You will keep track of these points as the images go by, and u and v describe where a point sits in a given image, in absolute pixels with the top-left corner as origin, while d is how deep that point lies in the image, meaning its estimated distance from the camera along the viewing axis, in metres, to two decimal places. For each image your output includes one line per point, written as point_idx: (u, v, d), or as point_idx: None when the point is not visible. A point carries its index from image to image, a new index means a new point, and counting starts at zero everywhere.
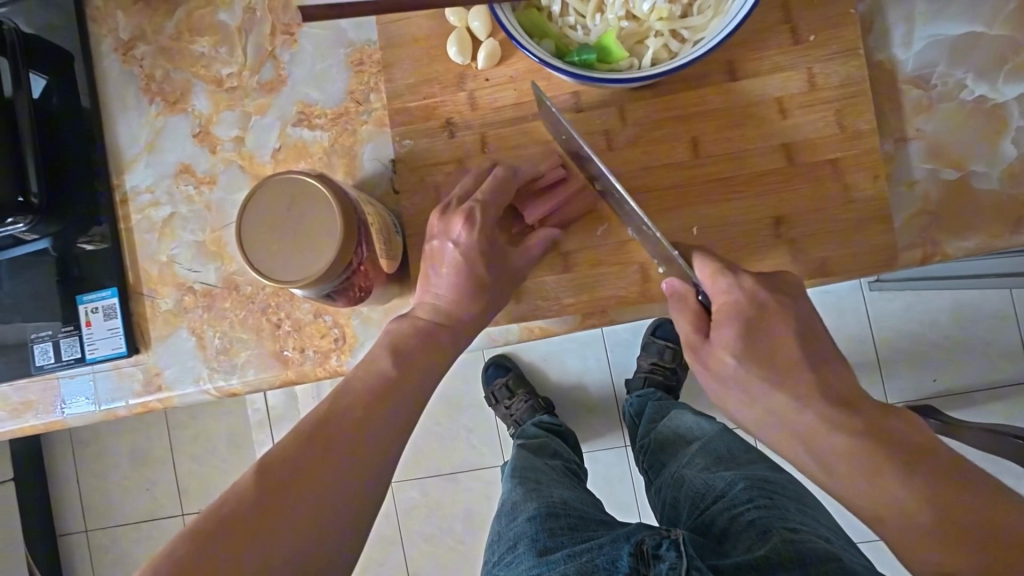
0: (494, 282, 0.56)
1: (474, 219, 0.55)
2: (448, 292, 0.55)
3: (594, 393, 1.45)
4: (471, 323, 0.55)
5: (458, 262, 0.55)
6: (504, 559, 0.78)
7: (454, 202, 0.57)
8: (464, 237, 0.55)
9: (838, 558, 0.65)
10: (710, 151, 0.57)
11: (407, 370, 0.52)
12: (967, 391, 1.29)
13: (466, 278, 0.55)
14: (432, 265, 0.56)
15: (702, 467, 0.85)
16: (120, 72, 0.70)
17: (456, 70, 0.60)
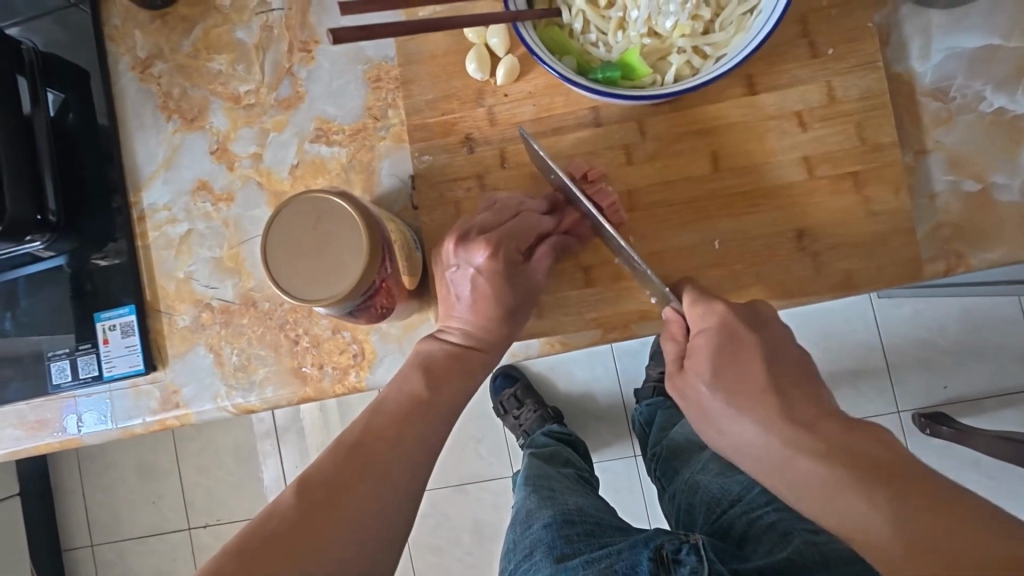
0: (520, 303, 0.56)
1: (496, 246, 0.55)
2: (478, 320, 0.55)
3: (603, 403, 1.44)
4: (497, 342, 0.55)
5: (484, 290, 0.55)
6: (520, 567, 0.77)
7: (473, 228, 0.56)
8: (488, 264, 0.54)
9: None
10: (730, 165, 0.57)
11: (436, 387, 0.52)
12: (978, 399, 1.29)
13: (493, 305, 0.55)
14: (457, 294, 0.56)
15: (716, 471, 0.84)
16: (137, 89, 0.70)
17: (475, 86, 0.61)
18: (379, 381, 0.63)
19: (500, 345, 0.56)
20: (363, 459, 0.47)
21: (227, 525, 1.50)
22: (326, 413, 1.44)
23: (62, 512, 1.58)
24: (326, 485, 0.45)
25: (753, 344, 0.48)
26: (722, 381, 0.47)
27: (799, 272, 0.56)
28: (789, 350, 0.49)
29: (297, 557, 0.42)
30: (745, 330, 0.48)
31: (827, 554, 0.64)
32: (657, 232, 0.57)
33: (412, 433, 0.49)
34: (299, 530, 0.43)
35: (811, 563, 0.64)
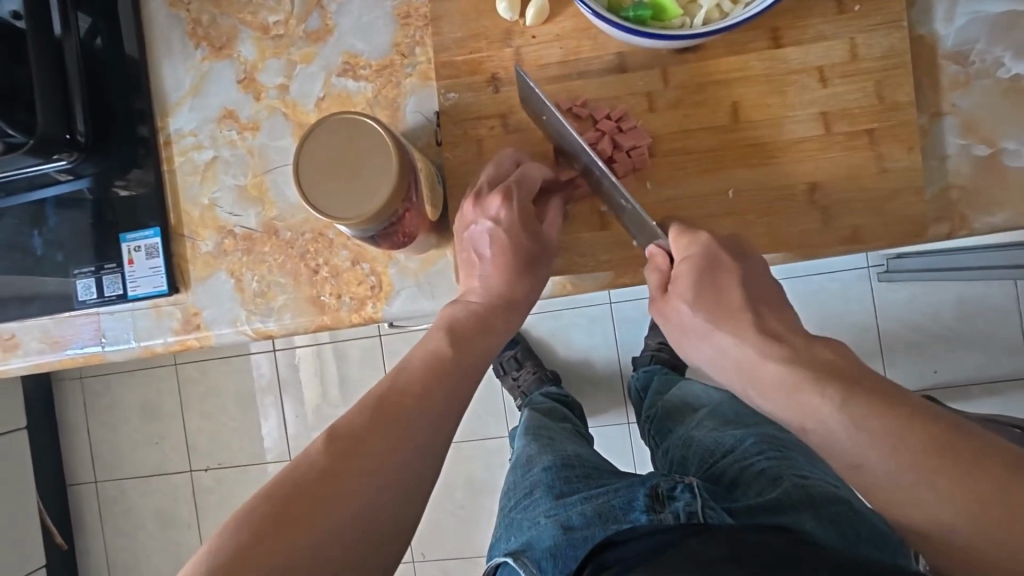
0: (542, 253, 0.59)
1: (510, 196, 0.58)
2: (500, 272, 0.58)
3: (600, 369, 1.47)
4: (519, 288, 0.58)
5: (500, 238, 0.58)
6: (519, 504, 0.80)
7: (483, 185, 0.60)
8: (504, 213, 0.58)
9: (846, 501, 0.70)
10: (749, 117, 0.58)
11: (462, 340, 0.55)
12: (966, 385, 1.32)
13: (512, 255, 0.58)
14: (478, 251, 0.59)
15: (711, 427, 0.88)
16: (166, 15, 0.71)
17: (504, 26, 0.61)
18: (396, 313, 0.66)
19: (513, 296, 0.58)
20: (392, 399, 0.50)
21: (229, 468, 1.54)
22: (326, 363, 1.49)
23: (70, 447, 1.63)
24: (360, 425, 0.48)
25: (732, 268, 0.52)
26: (699, 298, 0.52)
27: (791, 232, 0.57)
28: (764, 281, 0.53)
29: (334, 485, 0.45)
30: (727, 259, 0.52)
31: (813, 493, 0.70)
32: (672, 179, 0.59)
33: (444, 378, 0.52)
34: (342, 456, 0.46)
35: (798, 501, 0.69)
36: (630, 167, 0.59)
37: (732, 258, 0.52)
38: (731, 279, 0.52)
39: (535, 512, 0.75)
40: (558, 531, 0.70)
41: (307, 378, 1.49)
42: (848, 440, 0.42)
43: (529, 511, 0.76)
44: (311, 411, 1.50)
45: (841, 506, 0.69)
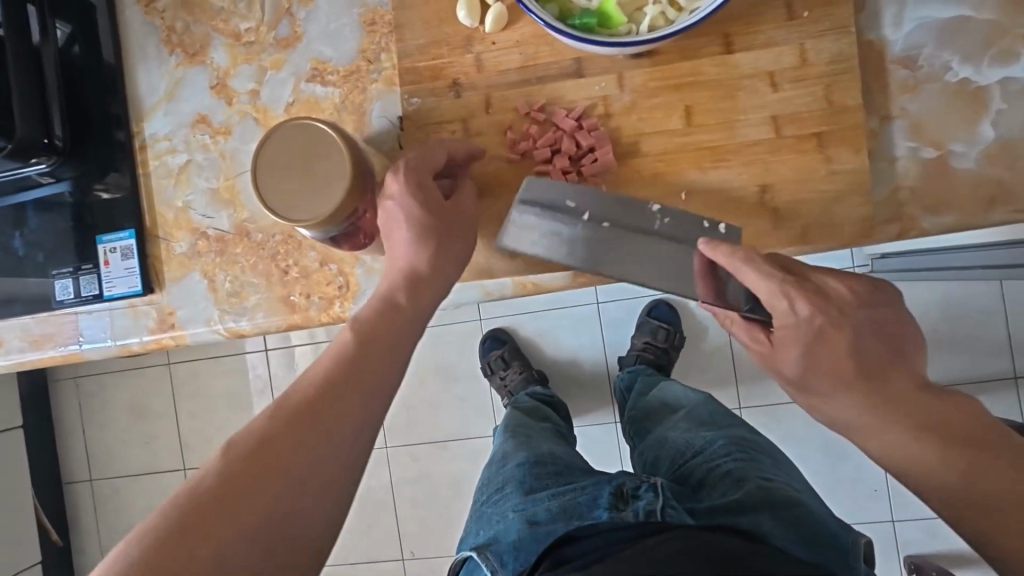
0: (463, 228, 0.58)
1: (406, 174, 0.57)
2: (421, 249, 0.56)
3: (586, 369, 1.49)
4: (440, 266, 0.57)
5: (410, 212, 0.56)
6: (491, 499, 0.82)
7: (400, 164, 0.57)
8: (415, 195, 0.56)
9: (807, 504, 0.71)
10: (703, 121, 0.60)
11: (412, 308, 0.56)
12: (947, 384, 1.33)
13: (432, 233, 0.57)
14: (391, 231, 0.57)
15: (684, 428, 0.89)
16: (141, 23, 0.73)
17: (465, 32, 0.63)
18: None
19: (442, 269, 0.57)
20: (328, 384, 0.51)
21: None
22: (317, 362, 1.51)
23: (65, 446, 1.65)
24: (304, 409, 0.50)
25: (840, 334, 0.51)
26: (800, 359, 0.53)
27: (849, 282, 0.53)
28: (843, 341, 0.51)
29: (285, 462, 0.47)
30: (830, 326, 0.51)
31: (775, 496, 0.70)
32: (628, 182, 0.61)
33: (368, 368, 0.52)
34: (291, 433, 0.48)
35: (758, 502, 0.69)
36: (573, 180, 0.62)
37: (835, 325, 0.51)
38: (794, 347, 0.53)
39: (504, 507, 0.76)
40: (523, 525, 0.72)
41: None
42: (886, 432, 0.50)
43: (498, 506, 0.78)
44: None
45: (800, 510, 0.69)
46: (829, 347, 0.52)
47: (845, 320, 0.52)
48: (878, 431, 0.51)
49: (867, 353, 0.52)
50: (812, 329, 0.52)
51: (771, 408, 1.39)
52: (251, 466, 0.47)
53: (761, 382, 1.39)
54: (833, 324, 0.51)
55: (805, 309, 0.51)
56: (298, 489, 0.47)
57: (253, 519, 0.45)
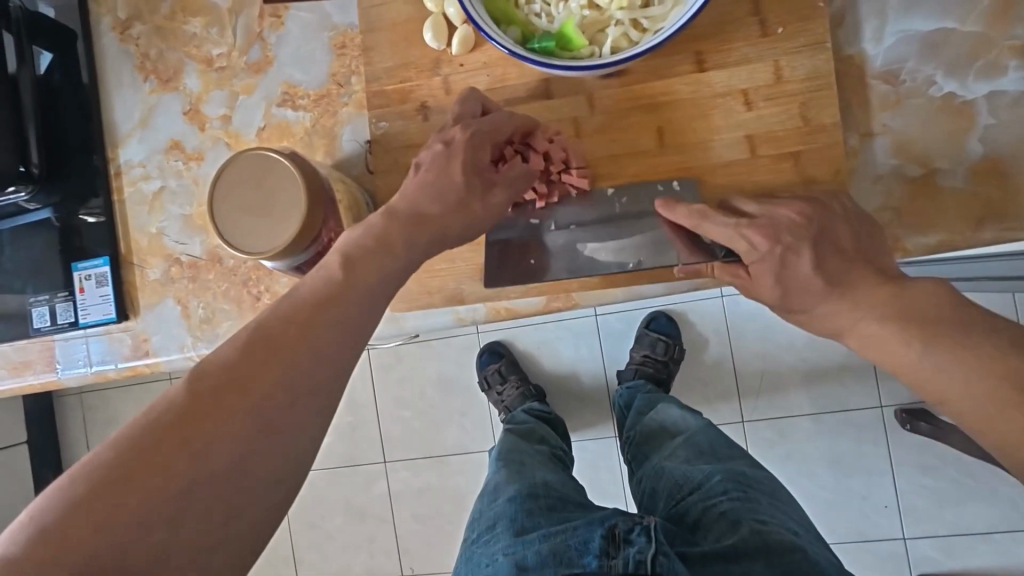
0: (480, 186, 0.50)
1: (473, 130, 0.52)
2: (421, 194, 0.49)
3: (586, 383, 1.41)
4: (444, 222, 0.48)
5: (443, 167, 0.50)
6: (482, 538, 0.75)
7: (448, 123, 0.55)
8: (456, 135, 0.52)
9: (805, 550, 0.64)
10: (675, 141, 0.58)
11: (356, 273, 0.43)
12: None
13: (441, 179, 0.50)
14: (412, 176, 0.51)
15: (683, 459, 0.82)
16: (117, 50, 0.73)
17: (432, 55, 0.62)
18: None
19: (392, 247, 0.45)
20: (251, 367, 0.38)
21: None
22: None
23: (68, 462, 1.66)
24: (214, 389, 0.37)
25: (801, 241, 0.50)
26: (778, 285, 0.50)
27: (796, 207, 0.52)
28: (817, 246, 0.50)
29: (183, 449, 0.35)
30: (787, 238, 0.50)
31: (771, 541, 0.64)
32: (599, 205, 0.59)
33: (282, 365, 0.38)
34: (187, 421, 0.36)
35: (753, 548, 0.63)
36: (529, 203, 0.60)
37: (794, 236, 0.50)
38: (769, 273, 0.51)
39: (493, 548, 0.71)
40: (511, 571, 0.66)
41: None
42: (860, 323, 0.46)
43: (488, 547, 0.72)
44: None
45: (796, 556, 0.62)
46: (796, 269, 0.50)
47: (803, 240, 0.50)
48: (855, 323, 0.47)
49: (830, 268, 0.49)
50: (776, 258, 0.50)
51: (775, 421, 1.33)
52: (144, 453, 0.35)
53: (764, 395, 1.34)
54: (793, 249, 0.50)
55: (761, 241, 0.50)
56: (181, 496, 0.35)
57: (122, 527, 0.33)
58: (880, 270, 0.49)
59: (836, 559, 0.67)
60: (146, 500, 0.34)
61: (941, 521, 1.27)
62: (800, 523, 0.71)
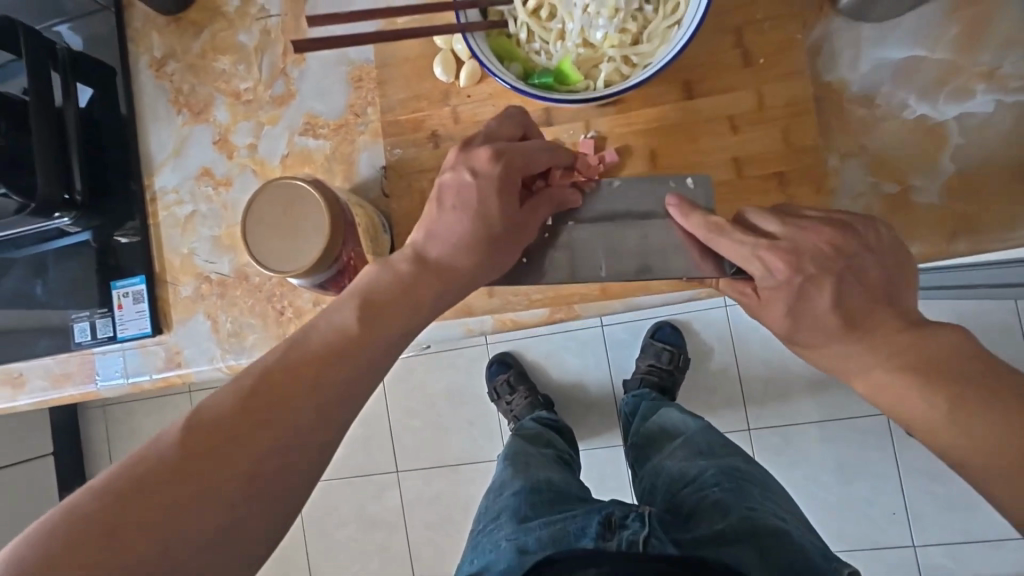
0: (509, 228, 0.53)
1: (506, 161, 0.53)
2: (451, 236, 0.51)
3: (593, 391, 1.44)
4: (470, 271, 0.51)
5: (470, 204, 0.52)
6: (488, 528, 0.80)
7: (478, 138, 0.56)
8: (486, 167, 0.52)
9: (790, 534, 0.68)
10: (667, 164, 0.62)
11: (375, 325, 0.47)
12: None
13: (470, 222, 0.51)
14: (445, 207, 0.52)
15: (681, 456, 0.86)
16: (153, 86, 0.80)
17: (442, 87, 0.67)
18: None
19: (416, 296, 0.49)
20: (280, 390, 0.44)
21: None
22: None
23: (93, 472, 1.72)
24: (248, 405, 0.43)
25: (828, 276, 0.50)
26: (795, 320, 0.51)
27: (826, 235, 0.51)
28: (844, 284, 0.50)
29: (214, 459, 0.41)
30: (811, 271, 0.50)
31: (759, 525, 0.68)
32: None
33: (310, 388, 0.44)
34: (224, 432, 0.42)
35: (742, 533, 0.67)
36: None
37: (818, 268, 0.50)
38: (782, 302, 0.51)
39: (498, 535, 0.76)
40: (513, 555, 0.70)
41: None
42: (871, 371, 0.48)
43: (493, 535, 0.77)
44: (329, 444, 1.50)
45: (782, 539, 0.67)
46: (812, 303, 0.50)
47: (828, 270, 0.50)
48: (862, 371, 0.48)
49: (852, 307, 0.49)
50: (792, 288, 0.50)
51: (780, 427, 1.36)
52: (180, 457, 0.40)
53: (769, 403, 1.36)
54: (813, 282, 0.50)
55: (780, 269, 0.51)
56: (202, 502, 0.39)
57: (153, 524, 0.38)
58: (904, 313, 0.49)
59: (824, 545, 0.71)
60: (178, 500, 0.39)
61: (950, 528, 1.28)
62: (791, 514, 0.75)
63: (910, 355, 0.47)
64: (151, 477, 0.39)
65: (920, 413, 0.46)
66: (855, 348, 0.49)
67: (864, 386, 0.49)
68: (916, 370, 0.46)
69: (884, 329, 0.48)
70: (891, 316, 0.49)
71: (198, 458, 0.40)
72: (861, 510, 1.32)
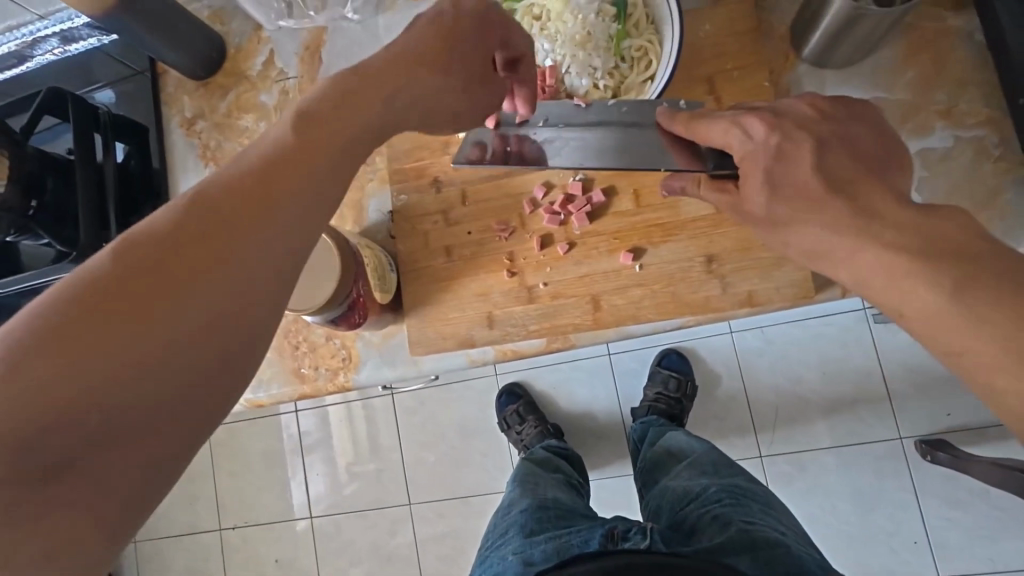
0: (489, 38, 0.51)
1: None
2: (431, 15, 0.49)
3: (602, 421, 1.40)
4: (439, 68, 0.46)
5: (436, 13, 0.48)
6: (495, 543, 0.82)
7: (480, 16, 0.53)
8: None
9: (787, 546, 0.71)
10: (651, 201, 0.67)
11: (331, 117, 0.39)
12: (985, 427, 1.17)
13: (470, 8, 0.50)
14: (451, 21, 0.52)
15: (686, 475, 0.88)
16: (183, 142, 0.88)
17: (443, 137, 0.74)
18: (364, 380, 0.78)
19: (360, 107, 0.41)
20: (232, 205, 0.34)
21: (253, 528, 1.58)
22: (351, 413, 1.51)
23: None
24: (185, 235, 0.32)
25: (803, 146, 0.46)
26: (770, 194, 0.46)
27: (812, 101, 0.49)
28: (830, 157, 0.45)
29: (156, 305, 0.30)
30: (793, 139, 0.46)
31: (757, 537, 0.71)
32: (588, 257, 0.69)
33: (274, 206, 0.34)
34: (156, 272, 0.31)
35: (740, 545, 0.70)
36: (558, 224, 0.69)
37: (802, 131, 0.46)
38: (759, 172, 0.47)
39: (504, 551, 0.78)
40: (519, 567, 0.73)
41: (338, 442, 1.51)
42: (860, 254, 0.41)
43: (500, 550, 0.79)
44: (342, 475, 1.51)
45: (778, 551, 0.69)
46: (795, 169, 0.46)
47: (806, 133, 0.46)
48: (852, 251, 0.41)
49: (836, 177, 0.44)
50: (770, 149, 0.47)
51: (795, 455, 1.25)
52: (104, 308, 0.30)
53: (779, 429, 1.26)
54: (791, 140, 0.46)
55: (759, 132, 0.47)
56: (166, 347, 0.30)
57: (99, 382, 0.29)
58: (899, 190, 0.43)
59: (823, 559, 0.73)
60: (117, 357, 0.29)
61: (976, 558, 1.15)
62: (790, 529, 0.77)
63: (908, 237, 0.39)
64: (65, 341, 0.29)
65: (897, 274, 0.38)
66: (837, 209, 0.43)
67: (852, 278, 0.42)
68: (912, 242, 0.39)
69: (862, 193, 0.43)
70: (882, 197, 0.42)
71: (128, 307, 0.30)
72: (901, 545, 1.19)
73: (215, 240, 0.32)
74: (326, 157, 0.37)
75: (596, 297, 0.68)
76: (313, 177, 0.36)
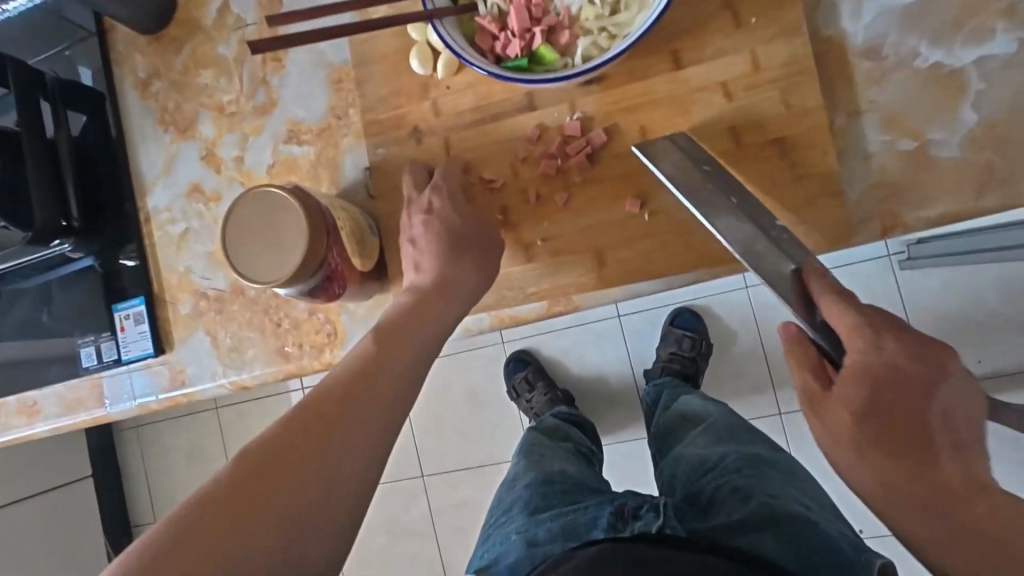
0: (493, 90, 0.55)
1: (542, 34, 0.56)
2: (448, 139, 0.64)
3: (615, 385, 1.35)
4: (467, 284, 0.58)
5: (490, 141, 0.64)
6: (498, 521, 0.78)
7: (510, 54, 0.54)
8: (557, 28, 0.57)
9: (812, 521, 0.64)
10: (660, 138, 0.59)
11: (392, 342, 0.52)
12: None
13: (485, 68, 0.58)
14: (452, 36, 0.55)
15: (702, 443, 0.81)
16: (139, 105, 0.80)
17: (420, 80, 0.65)
18: None
19: (418, 320, 0.55)
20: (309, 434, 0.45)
21: None
22: None
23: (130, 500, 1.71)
24: (251, 491, 0.41)
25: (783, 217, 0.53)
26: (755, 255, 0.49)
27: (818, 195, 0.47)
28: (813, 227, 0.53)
29: (285, 469, 0.43)
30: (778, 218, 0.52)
31: (778, 511, 0.65)
32: (592, 207, 0.61)
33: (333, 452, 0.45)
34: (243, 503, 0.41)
35: (758, 520, 0.64)
36: (555, 170, 0.61)
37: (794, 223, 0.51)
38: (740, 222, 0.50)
39: (507, 528, 0.73)
40: (522, 547, 0.68)
41: None
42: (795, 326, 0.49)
43: (502, 528, 0.74)
44: None
45: (802, 526, 0.63)
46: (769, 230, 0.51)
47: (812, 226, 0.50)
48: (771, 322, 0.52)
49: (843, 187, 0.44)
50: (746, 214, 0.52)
51: None
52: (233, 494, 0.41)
53: None
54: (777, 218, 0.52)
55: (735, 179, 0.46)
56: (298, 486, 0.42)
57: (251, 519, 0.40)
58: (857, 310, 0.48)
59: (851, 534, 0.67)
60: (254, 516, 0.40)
61: None
62: (817, 502, 0.71)
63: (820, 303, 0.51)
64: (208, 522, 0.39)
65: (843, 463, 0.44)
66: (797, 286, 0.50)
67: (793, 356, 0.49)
68: None
69: (889, 447, 0.43)
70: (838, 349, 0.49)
71: (254, 489, 0.41)
72: None
73: (294, 461, 0.43)
74: (374, 386, 0.49)
75: (600, 252, 0.61)
76: (357, 424, 0.47)
